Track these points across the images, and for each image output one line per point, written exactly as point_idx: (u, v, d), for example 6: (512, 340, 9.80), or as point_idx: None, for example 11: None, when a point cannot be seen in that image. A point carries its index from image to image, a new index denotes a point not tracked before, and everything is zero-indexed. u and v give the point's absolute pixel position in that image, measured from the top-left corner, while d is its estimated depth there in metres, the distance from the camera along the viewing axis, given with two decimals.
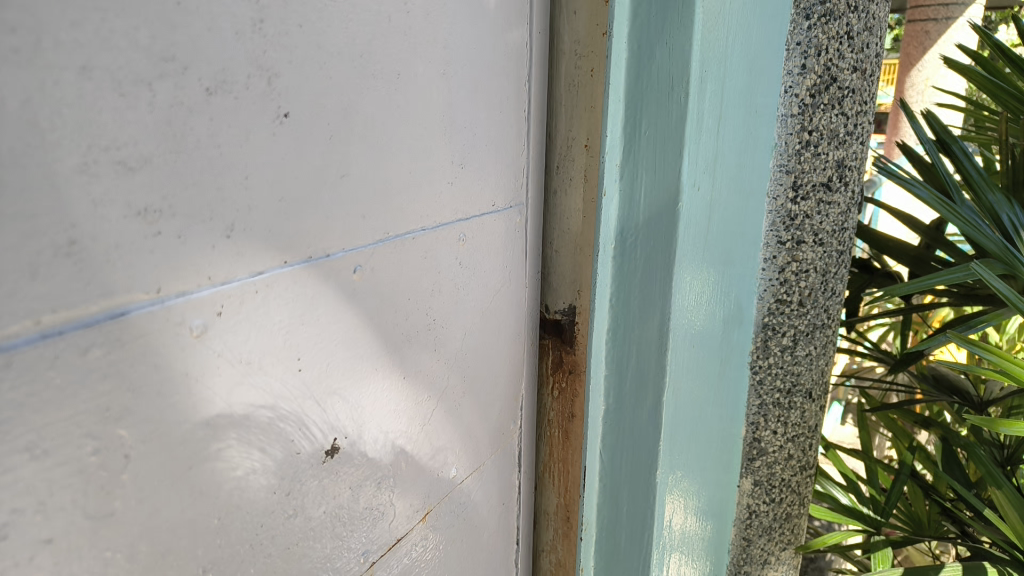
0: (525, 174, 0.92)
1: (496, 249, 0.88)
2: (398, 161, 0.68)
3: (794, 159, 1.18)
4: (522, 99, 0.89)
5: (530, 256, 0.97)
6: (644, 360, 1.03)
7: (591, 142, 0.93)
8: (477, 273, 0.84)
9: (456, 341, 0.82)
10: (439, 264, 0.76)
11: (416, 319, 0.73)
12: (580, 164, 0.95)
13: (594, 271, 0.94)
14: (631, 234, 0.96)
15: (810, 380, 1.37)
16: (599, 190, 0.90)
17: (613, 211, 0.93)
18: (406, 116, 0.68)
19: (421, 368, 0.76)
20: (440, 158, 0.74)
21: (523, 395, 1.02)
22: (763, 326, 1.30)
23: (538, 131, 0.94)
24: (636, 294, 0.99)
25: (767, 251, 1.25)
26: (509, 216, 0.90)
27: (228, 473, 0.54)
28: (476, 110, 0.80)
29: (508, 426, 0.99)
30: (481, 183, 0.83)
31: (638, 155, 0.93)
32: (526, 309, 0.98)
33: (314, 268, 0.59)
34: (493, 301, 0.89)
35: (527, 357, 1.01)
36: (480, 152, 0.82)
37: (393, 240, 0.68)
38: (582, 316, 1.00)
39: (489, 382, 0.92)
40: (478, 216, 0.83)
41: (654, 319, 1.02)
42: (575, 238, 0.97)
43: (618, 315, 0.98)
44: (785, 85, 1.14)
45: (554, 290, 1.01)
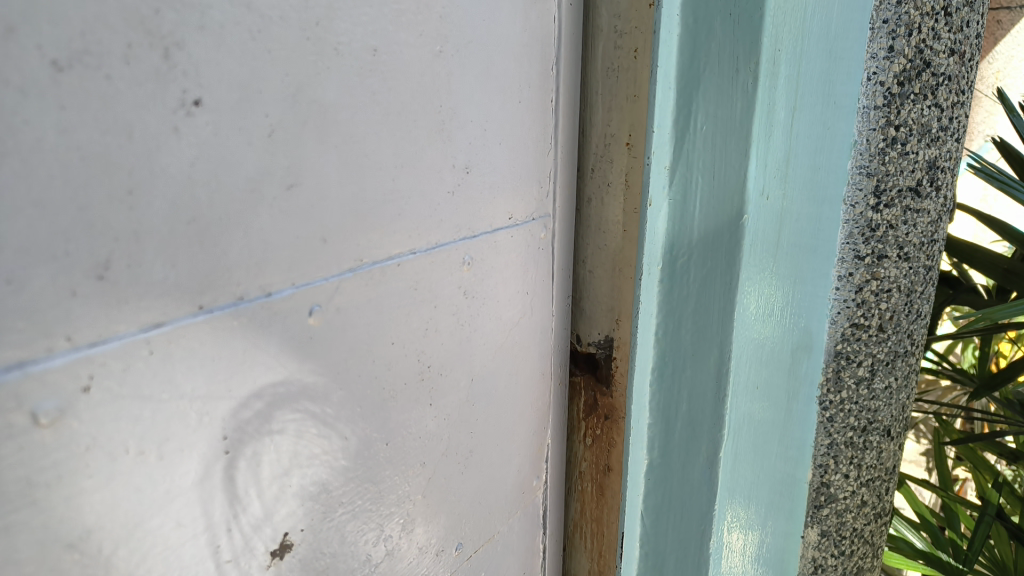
0: (551, 180, 0.76)
1: (515, 274, 0.72)
2: (375, 165, 0.51)
3: (878, 159, 0.95)
4: (548, 89, 0.72)
5: (559, 278, 0.81)
6: (698, 406, 0.83)
7: (634, 139, 0.75)
8: (488, 302, 0.68)
9: (460, 393, 0.65)
10: (438, 299, 0.60)
11: (409, 367, 0.58)
12: (623, 166, 0.77)
13: (637, 299, 0.76)
14: (683, 251, 0.77)
15: (885, 411, 1.13)
16: (645, 199, 0.73)
17: (661, 224, 0.74)
18: (387, 108, 0.52)
19: (415, 430, 0.60)
20: (437, 161, 0.58)
21: (550, 442, 0.85)
22: (838, 350, 1.04)
23: (568, 128, 0.77)
24: (689, 327, 0.80)
25: (842, 266, 1.00)
26: (531, 231, 0.74)
27: (294, 458, 0.48)
28: (487, 101, 0.63)
29: (531, 482, 0.83)
30: (495, 192, 0.66)
31: (692, 156, 0.74)
32: (553, 343, 0.82)
33: (247, 315, 0.43)
34: (510, 337, 0.73)
35: (555, 398, 0.84)
36: (493, 153, 0.65)
37: (371, 269, 0.52)
38: (622, 353, 0.82)
39: (504, 433, 0.75)
40: (489, 233, 0.66)
41: (712, 360, 0.82)
42: (615, 259, 0.80)
43: (666, 351, 0.80)
44: (870, 71, 0.91)
45: (587, 318, 0.85)
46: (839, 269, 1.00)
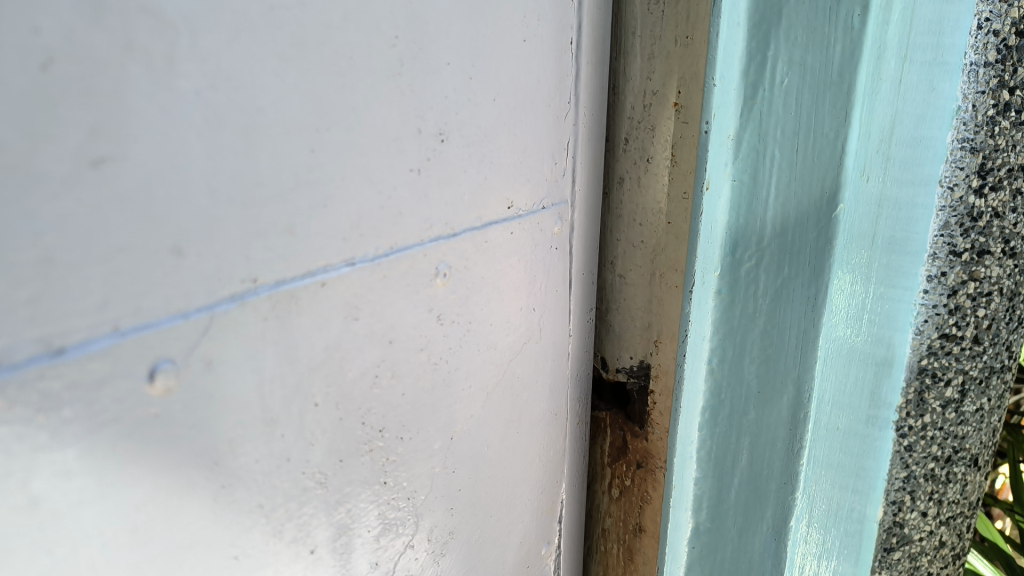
0: (570, 156, 0.56)
1: (515, 287, 0.52)
2: (281, 125, 0.32)
3: (987, 132, 0.54)
4: (565, 26, 0.52)
5: (579, 287, 0.62)
6: (764, 460, 0.62)
7: (684, 98, 0.56)
8: (473, 327, 0.48)
9: (432, 461, 0.47)
10: (395, 329, 0.41)
11: (347, 434, 0.39)
12: (669, 134, 0.58)
13: (687, 315, 0.57)
14: (750, 248, 0.57)
15: (976, 441, 0.65)
16: (700, 179, 0.54)
17: (719, 214, 0.55)
18: (297, 31, 0.31)
19: (360, 523, 0.41)
20: (391, 123, 0.38)
21: (565, 495, 0.67)
22: (919, 373, 0.58)
23: (593, 84, 0.57)
24: (755, 355, 0.60)
25: (932, 262, 0.56)
26: (542, 225, 0.54)
27: (238, 371, 0.32)
28: (473, 36, 0.43)
29: (540, 551, 0.64)
30: (485, 172, 0.46)
31: (768, 126, 0.54)
32: (569, 372, 0.63)
33: (9, 393, 0.24)
34: (509, 372, 0.54)
35: (570, 441, 0.66)
36: (480, 115, 0.45)
37: (273, 294, 0.33)
38: (660, 386, 0.63)
39: (503, 497, 0.56)
40: (478, 230, 0.47)
41: (784, 403, 0.60)
42: (654, 262, 0.61)
43: (724, 386, 0.60)
44: (981, 17, 0.51)
45: (616, 335, 0.66)
46: (926, 269, 0.56)
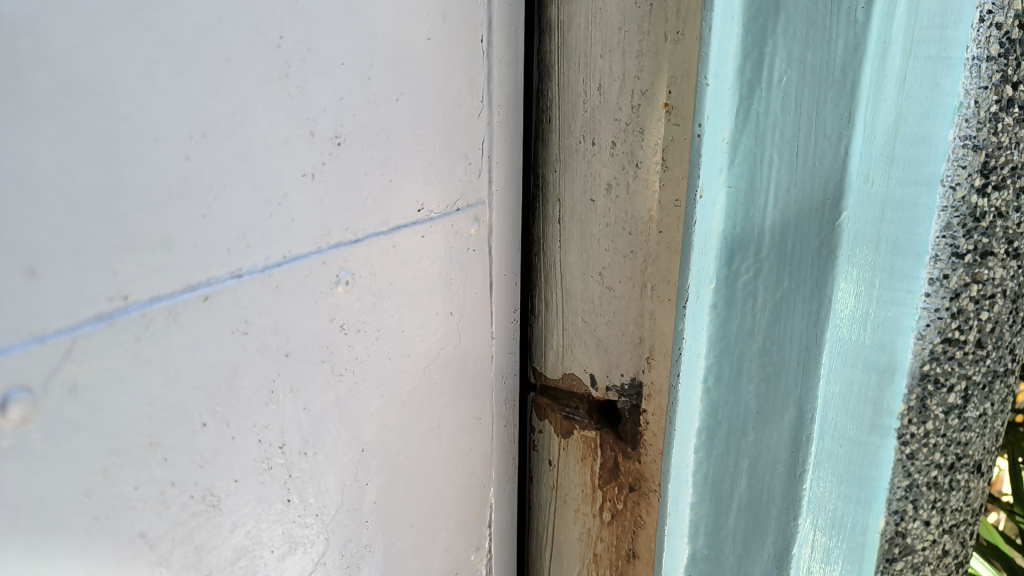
0: (486, 155, 0.58)
1: (425, 290, 0.55)
2: (149, 133, 0.32)
3: (990, 128, 0.50)
4: (476, 25, 0.54)
5: (501, 289, 0.64)
6: (764, 486, 0.58)
7: (675, 98, 0.53)
8: (380, 331, 0.51)
9: (340, 471, 0.49)
10: (291, 337, 0.43)
11: (241, 453, 0.41)
12: (659, 138, 0.54)
13: (680, 331, 0.53)
14: (746, 258, 0.53)
15: (980, 447, 0.58)
16: (693, 186, 0.50)
17: (713, 221, 0.52)
18: (165, 33, 0.33)
19: (262, 545, 0.43)
20: (278, 129, 0.39)
21: (495, 499, 0.69)
22: (922, 378, 0.53)
23: (507, 87, 0.59)
24: (754, 373, 0.55)
25: (934, 264, 0.51)
26: (457, 228, 0.57)
27: (112, 391, 0.32)
28: (367, 39, 0.45)
29: (468, 555, 0.66)
30: (389, 176, 0.49)
31: (764, 127, 0.50)
32: (492, 376, 0.65)
33: None
34: (423, 377, 0.56)
35: (499, 443, 0.68)
36: (380, 118, 0.47)
37: (147, 311, 0.34)
38: (653, 406, 0.59)
39: (421, 505, 0.58)
40: (383, 235, 0.49)
41: (785, 424, 0.55)
42: (644, 274, 0.57)
43: (722, 404, 0.56)
44: (983, 9, 0.47)
45: (603, 350, 0.62)
46: (927, 272, 0.51)
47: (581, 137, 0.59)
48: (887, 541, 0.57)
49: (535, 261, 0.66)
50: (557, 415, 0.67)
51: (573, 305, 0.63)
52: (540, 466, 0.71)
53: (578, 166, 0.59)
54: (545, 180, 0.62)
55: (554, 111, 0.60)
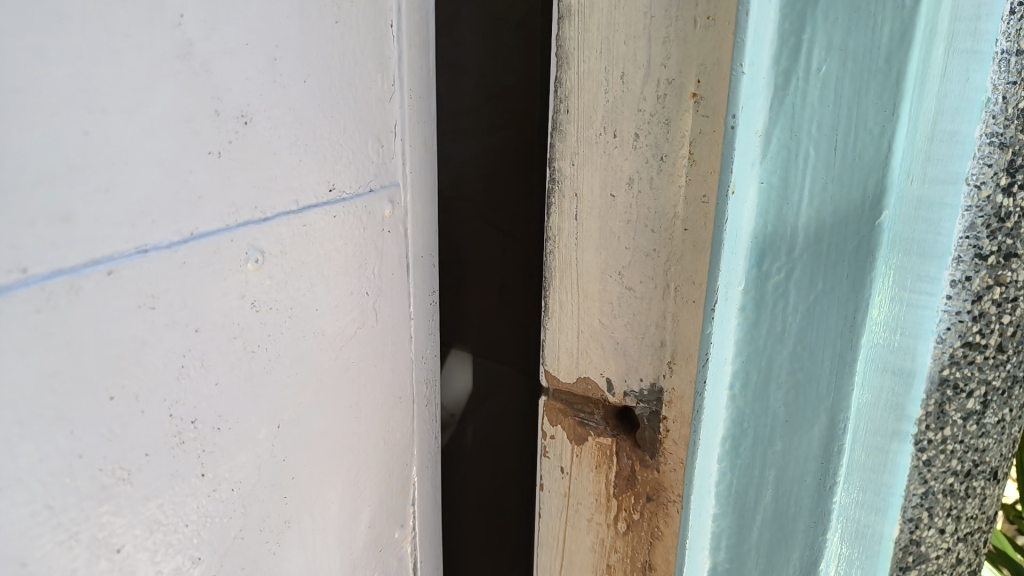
0: (398, 138, 0.65)
1: (339, 270, 0.58)
2: (43, 109, 0.33)
3: (1018, 124, 0.46)
4: (383, 17, 0.60)
5: (410, 264, 0.70)
6: (791, 498, 0.54)
7: (705, 87, 0.50)
8: (291, 314, 0.52)
9: (256, 450, 0.50)
10: (202, 316, 0.43)
11: (152, 425, 0.41)
12: (686, 129, 0.51)
13: (707, 335, 0.51)
14: (778, 258, 0.50)
15: (999, 454, 0.54)
16: (725, 182, 0.48)
17: (744, 219, 0.49)
18: (58, 8, 0.33)
19: (177, 518, 0.44)
20: (186, 105, 0.40)
21: (417, 477, 0.78)
22: (940, 383, 0.50)
23: (413, 73, 0.66)
24: (783, 380, 0.52)
25: (956, 266, 0.48)
26: (370, 209, 0.61)
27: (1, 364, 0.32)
28: (273, 23, 0.46)
29: (392, 533, 0.74)
30: (298, 157, 0.51)
31: (802, 121, 0.47)
32: (411, 355, 0.72)
33: None
34: (341, 354, 0.60)
35: (419, 423, 0.76)
36: (289, 98, 0.49)
37: (48, 283, 0.34)
38: (674, 413, 0.57)
39: (332, 479, 0.61)
40: (294, 213, 0.51)
41: (815, 434, 0.52)
42: (667, 275, 0.55)
43: (749, 412, 0.54)
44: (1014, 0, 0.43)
45: (621, 352, 0.59)
46: (948, 274, 0.48)
47: (602, 128, 0.55)
48: (902, 549, 0.54)
49: (546, 259, 0.62)
50: (570, 421, 0.64)
51: (589, 306, 0.60)
52: (551, 475, 0.67)
53: (597, 160, 0.56)
54: (560, 173, 0.58)
55: (571, 101, 0.56)
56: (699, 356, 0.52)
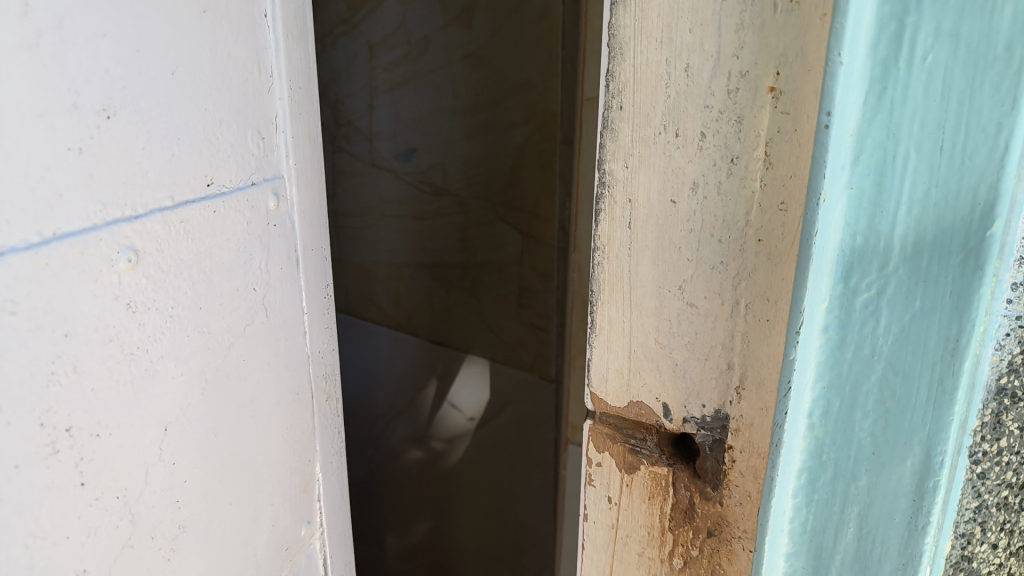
0: (279, 131, 0.74)
1: (220, 265, 0.66)
2: None
3: None
4: (259, 36, 0.69)
5: (309, 254, 0.81)
6: (875, 538, 0.49)
7: (785, 81, 0.44)
8: (220, 294, 0.66)
9: (129, 430, 0.57)
10: (55, 299, 0.49)
11: (23, 393, 0.47)
12: (763, 128, 0.45)
13: (789, 360, 0.46)
14: (868, 274, 0.44)
15: None
16: (815, 189, 0.42)
17: (833, 230, 0.44)
18: None
19: (59, 531, 0.52)
20: (38, 100, 0.47)
21: (321, 475, 0.89)
22: (997, 393, 0.45)
23: (295, 85, 0.76)
24: (871, 409, 0.47)
25: (1021, 266, 0.42)
26: (253, 202, 0.70)
27: None
28: (178, 57, 0.58)
29: (300, 531, 0.85)
30: (172, 152, 0.59)
31: (903, 119, 0.41)
32: (308, 351, 0.83)
33: None
34: (229, 351, 0.68)
35: (318, 418, 0.87)
36: (156, 91, 0.56)
37: None
38: (741, 442, 0.52)
39: (254, 478, 0.74)
40: (169, 210, 0.59)
41: (906, 469, 0.47)
42: (736, 290, 0.49)
43: (831, 443, 0.48)
44: None
45: (680, 375, 0.53)
46: (1012, 276, 0.42)
47: (661, 127, 0.49)
48: (952, 566, 0.50)
49: (593, 272, 0.55)
50: (620, 448, 0.58)
51: (641, 324, 0.54)
52: (596, 505, 0.61)
53: (655, 162, 0.50)
54: (611, 177, 0.52)
55: (626, 96, 0.50)
56: (784, 382, 0.47)
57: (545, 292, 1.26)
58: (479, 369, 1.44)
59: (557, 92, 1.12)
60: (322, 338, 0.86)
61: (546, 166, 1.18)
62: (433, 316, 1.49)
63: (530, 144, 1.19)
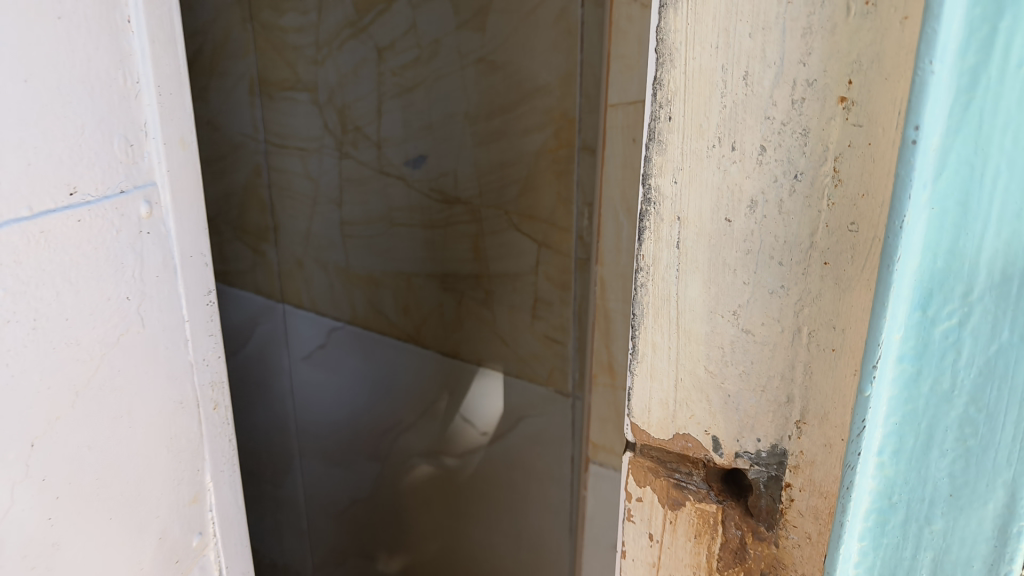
0: (150, 137, 0.83)
1: (87, 274, 0.78)
2: None
3: None
4: (125, 54, 0.79)
5: (190, 264, 0.90)
6: None
7: (859, 90, 0.40)
8: (84, 297, 0.77)
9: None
10: None
11: None
12: (832, 141, 0.41)
13: (864, 396, 0.43)
14: (949, 301, 0.40)
15: None
16: (898, 211, 0.38)
17: (912, 252, 0.39)
18: None
19: None
20: None
21: (213, 484, 0.99)
22: None
23: (173, 99, 0.85)
24: (948, 448, 0.42)
25: None
26: (122, 210, 0.81)
27: None
28: (36, 77, 0.70)
29: (189, 544, 0.96)
30: (28, 160, 0.70)
31: (994, 129, 0.36)
32: (190, 359, 0.92)
33: None
34: (102, 359, 0.80)
35: (205, 425, 0.96)
36: (8, 98, 0.67)
37: None
38: (800, 480, 0.49)
39: (137, 490, 0.87)
40: (27, 219, 0.70)
41: (987, 513, 0.42)
42: (798, 317, 0.45)
43: (904, 483, 0.44)
44: None
45: (732, 407, 0.50)
46: None
47: (715, 139, 0.45)
48: None
49: (636, 295, 0.51)
50: (664, 482, 0.54)
51: (690, 351, 0.50)
52: (635, 543, 0.57)
53: (707, 177, 0.46)
54: (658, 193, 0.48)
55: (676, 106, 0.46)
56: (855, 417, 0.44)
57: (561, 304, 1.23)
58: (492, 383, 1.40)
59: (574, 98, 1.09)
60: (207, 345, 0.95)
61: (562, 174, 1.15)
62: (445, 327, 1.45)
63: (546, 152, 1.16)
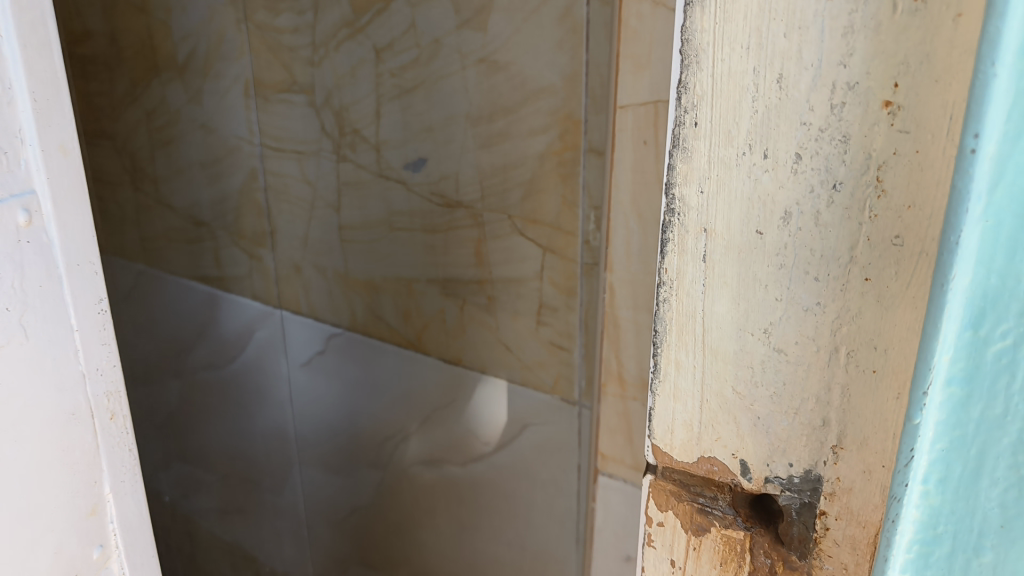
0: (25, 144, 0.74)
1: None
2: None
3: None
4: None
5: (80, 270, 0.81)
6: None
7: (905, 94, 0.37)
8: None
9: None
10: None
11: None
12: (874, 147, 0.38)
13: (913, 421, 0.40)
14: (1004, 320, 0.37)
15: None
16: (952, 225, 0.36)
17: (967, 267, 0.36)
18: None
19: None
20: None
21: (113, 496, 0.89)
22: None
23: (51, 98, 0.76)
24: (1001, 476, 0.39)
25: None
26: None
27: None
28: None
29: (90, 555, 0.87)
30: None
31: None
32: (82, 370, 0.83)
33: None
34: None
35: (102, 436, 0.86)
36: None
37: None
38: (836, 508, 0.46)
39: (32, 502, 0.79)
40: None
41: None
42: (836, 336, 0.42)
43: (951, 513, 0.41)
44: None
45: (762, 430, 0.47)
46: None
47: (745, 146, 0.42)
48: None
49: (658, 311, 0.48)
50: (687, 507, 0.52)
51: (717, 370, 0.47)
52: (656, 568, 0.54)
53: (737, 187, 0.43)
54: (682, 203, 0.45)
55: (702, 111, 0.43)
56: (903, 440, 0.41)
57: (567, 310, 1.21)
58: (496, 390, 1.37)
59: (580, 98, 1.07)
60: (101, 355, 0.85)
61: (568, 177, 1.12)
62: (447, 334, 1.42)
63: (551, 154, 1.13)
